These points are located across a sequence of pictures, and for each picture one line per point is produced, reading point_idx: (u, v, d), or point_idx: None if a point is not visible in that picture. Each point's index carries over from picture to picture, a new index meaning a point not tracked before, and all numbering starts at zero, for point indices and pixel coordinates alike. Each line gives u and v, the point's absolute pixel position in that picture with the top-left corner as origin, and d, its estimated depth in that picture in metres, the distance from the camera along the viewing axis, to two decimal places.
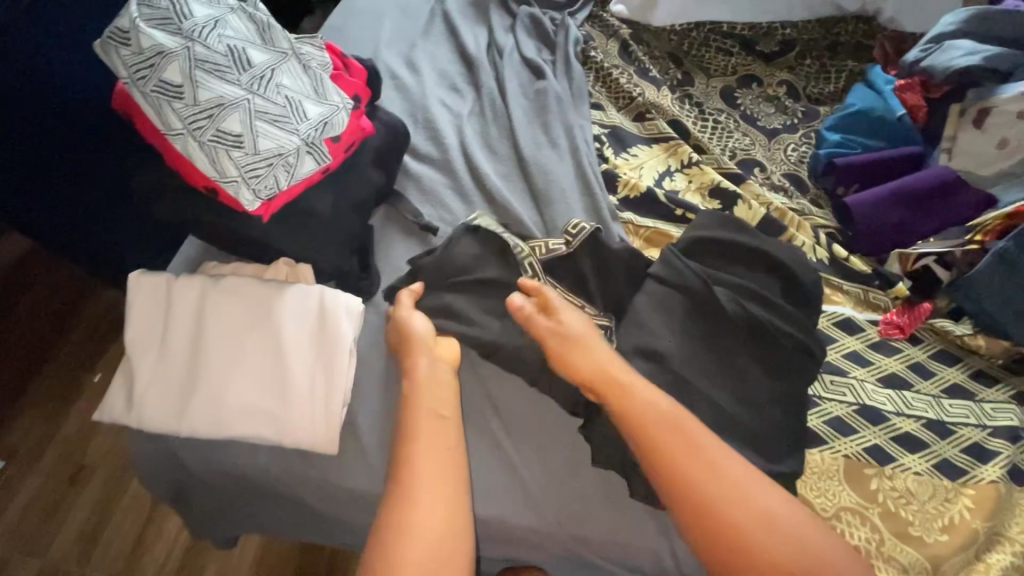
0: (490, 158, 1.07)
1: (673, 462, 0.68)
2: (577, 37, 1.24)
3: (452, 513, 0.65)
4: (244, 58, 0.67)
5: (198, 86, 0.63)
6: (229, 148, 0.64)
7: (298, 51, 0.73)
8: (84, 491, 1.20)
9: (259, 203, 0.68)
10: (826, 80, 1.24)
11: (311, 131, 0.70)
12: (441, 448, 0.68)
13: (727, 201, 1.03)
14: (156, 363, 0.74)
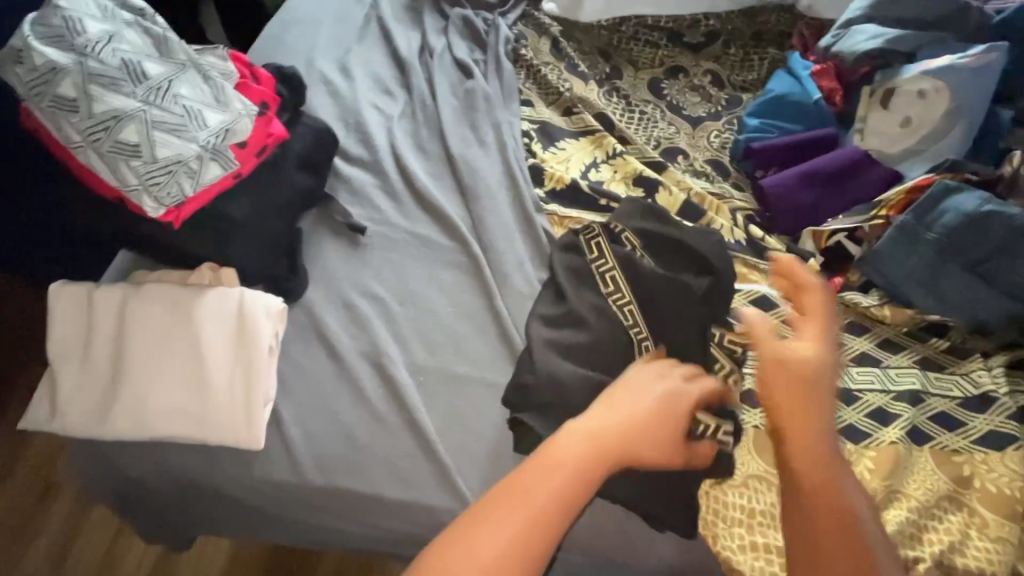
0: (420, 158, 1.09)
1: (817, 517, 0.59)
2: (508, 36, 1.27)
3: (538, 556, 0.54)
4: (139, 71, 0.71)
5: (93, 100, 0.68)
6: (127, 158, 0.70)
7: (197, 61, 0.77)
8: (53, 508, 1.22)
9: (163, 210, 0.74)
10: (750, 68, 1.29)
11: (212, 137, 0.75)
12: (543, 518, 0.55)
13: (650, 189, 1.07)
14: (81, 371, 0.78)
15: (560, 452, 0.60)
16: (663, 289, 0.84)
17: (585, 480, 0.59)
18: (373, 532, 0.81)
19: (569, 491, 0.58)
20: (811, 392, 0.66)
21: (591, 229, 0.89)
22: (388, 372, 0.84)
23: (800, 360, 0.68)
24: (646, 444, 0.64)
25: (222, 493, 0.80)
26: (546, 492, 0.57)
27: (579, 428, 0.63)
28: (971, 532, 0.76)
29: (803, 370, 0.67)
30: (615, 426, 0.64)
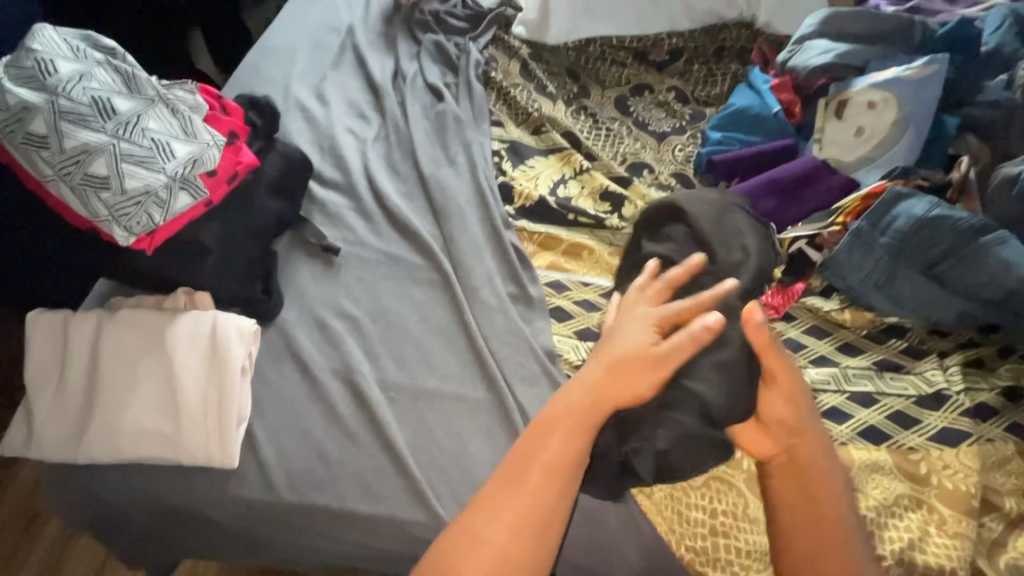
0: (394, 179, 1.13)
1: (803, 508, 0.69)
2: (478, 59, 1.31)
3: (552, 520, 0.65)
4: (108, 106, 0.74)
5: (64, 136, 0.72)
6: (97, 190, 0.73)
7: (166, 96, 0.81)
8: (40, 538, 1.22)
9: (134, 238, 0.77)
10: (713, 84, 1.33)
11: (180, 168, 0.78)
12: (552, 466, 0.66)
13: (617, 204, 1.10)
14: (56, 397, 0.80)
15: (556, 421, 0.68)
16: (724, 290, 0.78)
17: (583, 430, 0.67)
18: (346, 548, 0.82)
19: (576, 448, 0.67)
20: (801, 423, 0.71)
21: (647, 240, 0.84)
22: (359, 389, 0.86)
23: (786, 392, 0.71)
24: (601, 365, 0.70)
25: (196, 514, 0.81)
26: (549, 470, 0.66)
27: (564, 401, 0.69)
28: (931, 529, 0.78)
29: (804, 401, 0.71)
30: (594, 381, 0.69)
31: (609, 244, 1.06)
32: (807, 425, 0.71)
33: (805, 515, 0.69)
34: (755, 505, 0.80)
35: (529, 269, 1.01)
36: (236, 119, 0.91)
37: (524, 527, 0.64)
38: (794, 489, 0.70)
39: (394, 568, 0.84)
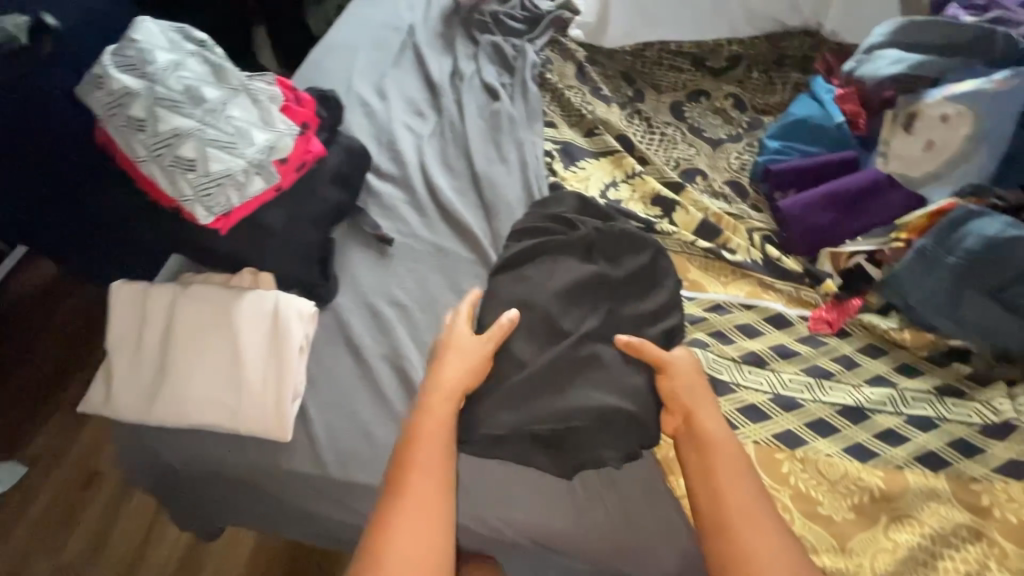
0: (447, 175, 1.16)
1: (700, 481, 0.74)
2: (534, 61, 1.34)
3: (444, 510, 0.69)
4: (198, 94, 0.80)
5: (159, 121, 0.77)
6: (184, 172, 0.78)
7: (249, 87, 0.86)
8: (96, 494, 1.44)
9: (213, 218, 0.82)
10: (772, 92, 1.30)
11: (258, 154, 0.83)
12: (430, 464, 0.72)
13: (667, 208, 1.10)
14: (131, 362, 0.85)
15: (423, 425, 0.76)
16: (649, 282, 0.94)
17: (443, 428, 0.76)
18: None
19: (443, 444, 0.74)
20: (705, 412, 0.79)
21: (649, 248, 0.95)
22: (407, 376, 0.89)
23: (682, 383, 0.82)
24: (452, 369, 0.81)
25: (248, 484, 0.86)
26: (426, 490, 0.70)
27: (427, 410, 0.77)
28: (990, 563, 0.74)
29: (696, 387, 0.81)
30: (436, 388, 0.80)
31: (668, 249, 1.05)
32: (691, 405, 0.80)
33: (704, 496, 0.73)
34: (800, 523, 0.78)
35: None
36: (308, 109, 0.94)
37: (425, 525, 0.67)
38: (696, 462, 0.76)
39: None
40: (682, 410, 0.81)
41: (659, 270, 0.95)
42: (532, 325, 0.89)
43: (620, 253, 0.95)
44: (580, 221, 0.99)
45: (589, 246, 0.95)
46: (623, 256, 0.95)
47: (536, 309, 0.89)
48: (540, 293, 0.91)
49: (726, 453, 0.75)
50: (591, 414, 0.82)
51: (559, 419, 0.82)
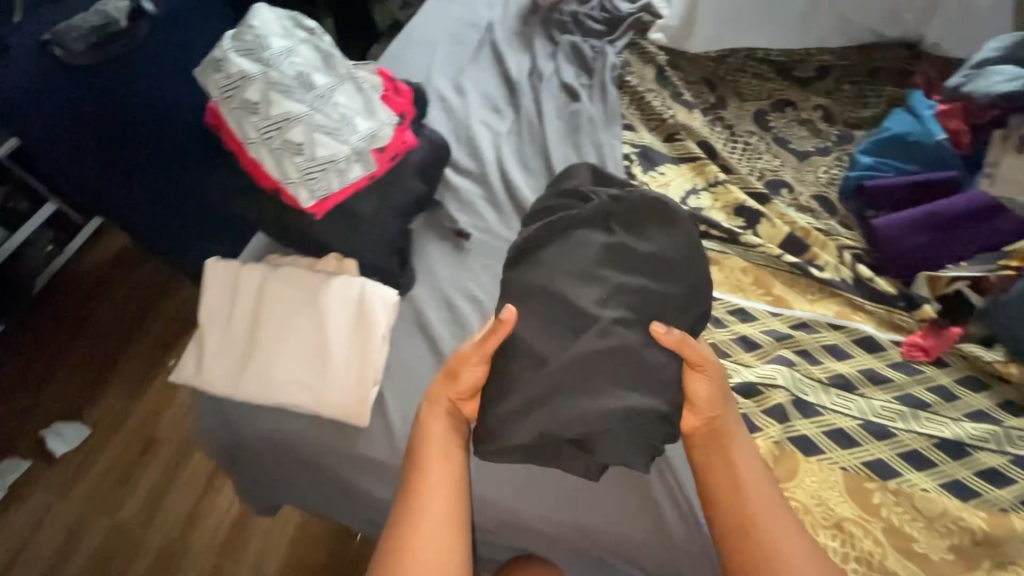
0: (523, 173, 1.15)
1: (726, 498, 0.73)
2: (614, 63, 1.32)
3: (459, 513, 0.73)
4: (309, 81, 0.82)
5: (272, 104, 0.79)
6: (292, 155, 0.81)
7: (354, 75, 0.88)
8: (154, 458, 1.67)
9: (313, 201, 0.84)
10: (864, 105, 1.24)
11: (360, 142, 0.85)
12: (444, 466, 0.75)
13: (751, 220, 1.07)
14: (221, 337, 0.88)
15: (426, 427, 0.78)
16: (678, 261, 0.81)
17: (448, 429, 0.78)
18: None
19: (449, 447, 0.77)
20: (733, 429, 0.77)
21: (677, 219, 0.82)
22: None
23: (714, 390, 0.76)
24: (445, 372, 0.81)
25: (322, 468, 0.87)
26: (438, 493, 0.73)
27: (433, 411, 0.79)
28: None
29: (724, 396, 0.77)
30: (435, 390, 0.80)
31: (760, 262, 1.02)
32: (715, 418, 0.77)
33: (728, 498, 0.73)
34: (894, 558, 0.74)
35: None
36: (408, 101, 0.95)
37: (443, 525, 0.71)
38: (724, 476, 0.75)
39: (499, 534, 0.91)
40: (712, 414, 0.77)
41: (692, 245, 0.82)
42: (552, 312, 0.79)
43: (645, 225, 0.83)
44: (593, 193, 0.90)
45: (609, 216, 0.85)
46: (650, 228, 0.83)
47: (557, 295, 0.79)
48: (561, 275, 0.81)
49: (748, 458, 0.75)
50: (623, 415, 0.73)
51: (593, 419, 0.73)
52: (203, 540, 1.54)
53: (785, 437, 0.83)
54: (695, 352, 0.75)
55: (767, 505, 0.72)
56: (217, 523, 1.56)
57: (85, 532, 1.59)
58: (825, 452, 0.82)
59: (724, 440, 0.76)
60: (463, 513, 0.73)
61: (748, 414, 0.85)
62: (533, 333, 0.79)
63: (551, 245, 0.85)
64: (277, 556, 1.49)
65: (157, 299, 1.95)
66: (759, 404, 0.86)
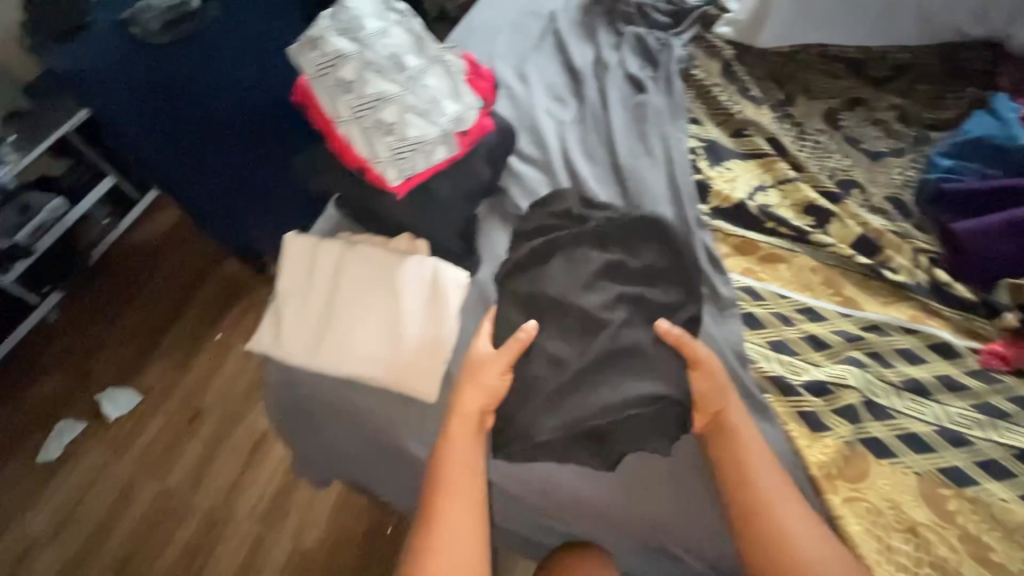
0: (588, 162, 1.15)
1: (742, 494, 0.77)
2: (680, 56, 1.30)
3: (478, 525, 0.77)
4: (402, 62, 0.85)
5: (366, 84, 0.83)
6: (383, 135, 0.84)
7: (444, 58, 0.90)
8: (199, 427, 1.73)
9: (399, 180, 0.87)
10: (940, 106, 1.21)
11: (448, 124, 0.88)
12: (465, 480, 0.79)
13: (821, 219, 1.05)
14: (298, 309, 0.91)
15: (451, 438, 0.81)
16: (669, 276, 0.93)
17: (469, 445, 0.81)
18: (522, 494, 0.89)
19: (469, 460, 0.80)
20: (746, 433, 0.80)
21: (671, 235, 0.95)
22: (553, 359, 0.86)
23: (714, 387, 0.81)
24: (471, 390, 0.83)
25: (395, 445, 0.88)
26: (458, 508, 0.77)
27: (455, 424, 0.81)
28: None
29: (726, 392, 0.81)
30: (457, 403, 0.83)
31: (828, 262, 1.01)
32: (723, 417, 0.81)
33: (733, 486, 0.78)
34: (970, 565, 0.73)
35: (722, 273, 0.99)
36: (491, 84, 0.96)
37: (463, 538, 0.75)
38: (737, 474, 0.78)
39: (556, 520, 0.92)
40: (716, 409, 0.81)
41: (680, 254, 0.94)
42: (564, 319, 0.88)
43: (636, 241, 0.95)
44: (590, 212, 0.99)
45: (605, 235, 0.95)
46: (642, 246, 0.95)
47: (568, 304, 0.89)
48: (569, 284, 0.90)
49: (754, 447, 0.79)
50: (641, 401, 0.82)
51: (604, 413, 0.82)
52: (246, 508, 1.59)
53: (857, 438, 0.82)
54: (691, 350, 0.83)
55: (780, 504, 0.75)
56: (261, 491, 1.61)
57: (134, 494, 1.66)
58: (898, 457, 0.80)
59: (728, 432, 0.79)
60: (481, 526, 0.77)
61: (819, 413, 0.85)
62: (553, 330, 0.88)
63: (558, 256, 0.94)
64: (316, 529, 1.53)
65: (206, 273, 2.01)
66: (830, 404, 0.85)
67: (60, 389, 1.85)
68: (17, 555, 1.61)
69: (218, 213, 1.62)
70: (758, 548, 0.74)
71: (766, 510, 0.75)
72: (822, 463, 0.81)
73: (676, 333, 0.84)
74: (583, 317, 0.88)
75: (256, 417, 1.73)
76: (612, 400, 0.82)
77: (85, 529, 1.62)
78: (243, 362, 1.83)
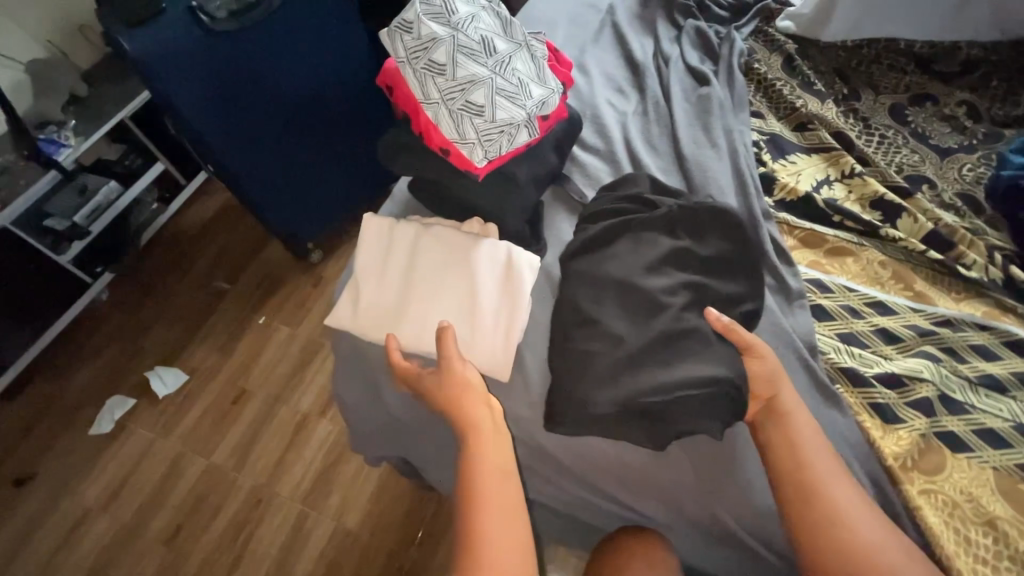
0: (650, 153, 1.16)
1: (800, 482, 0.75)
2: (742, 49, 1.30)
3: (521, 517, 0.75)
4: (492, 46, 0.88)
5: (458, 66, 0.86)
6: (473, 116, 0.87)
7: (529, 44, 0.94)
8: (245, 406, 1.78)
9: (485, 162, 0.91)
10: (1013, 103, 1.18)
11: (533, 108, 0.91)
12: (504, 473, 0.77)
13: (890, 213, 1.04)
14: (375, 287, 0.95)
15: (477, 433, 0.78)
16: (738, 265, 0.93)
17: (498, 439, 0.79)
18: (587, 475, 0.91)
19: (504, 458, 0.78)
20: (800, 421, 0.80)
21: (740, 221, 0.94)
22: (620, 340, 0.85)
23: (766, 375, 0.82)
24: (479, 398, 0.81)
25: None
26: (502, 501, 0.74)
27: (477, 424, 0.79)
28: None
29: (779, 379, 0.83)
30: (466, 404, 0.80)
31: (899, 257, 1.01)
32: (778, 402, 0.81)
33: (787, 469, 0.77)
34: None
35: (789, 264, 0.99)
36: (571, 71, 1.03)
37: (512, 530, 0.73)
38: (793, 461, 0.77)
39: (618, 503, 0.93)
40: (767, 394, 0.82)
41: (749, 245, 0.93)
42: (633, 302, 0.88)
43: (706, 229, 0.95)
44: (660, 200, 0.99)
45: (674, 223, 0.95)
46: (710, 235, 0.94)
47: (638, 288, 0.88)
48: (640, 269, 0.91)
49: (806, 430, 0.79)
50: (694, 384, 0.81)
51: (665, 394, 0.81)
52: (291, 486, 1.63)
53: (932, 431, 0.82)
54: (743, 338, 0.84)
55: (839, 491, 0.74)
56: (307, 467, 1.65)
57: (180, 471, 1.70)
58: (974, 450, 0.80)
59: (783, 419, 0.80)
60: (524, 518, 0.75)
61: (892, 405, 0.85)
62: (625, 313, 0.88)
63: (629, 241, 0.94)
64: (359, 508, 1.57)
65: (255, 258, 2.07)
66: (904, 396, 0.85)
67: (110, 366, 1.91)
68: (69, 524, 1.64)
69: (275, 198, 1.68)
70: (820, 535, 0.72)
71: (827, 497, 0.74)
72: (896, 454, 0.82)
73: (727, 321, 0.85)
74: (654, 301, 0.87)
75: (299, 399, 1.76)
76: (673, 381, 0.81)
77: (134, 502, 1.66)
78: (287, 345, 1.87)
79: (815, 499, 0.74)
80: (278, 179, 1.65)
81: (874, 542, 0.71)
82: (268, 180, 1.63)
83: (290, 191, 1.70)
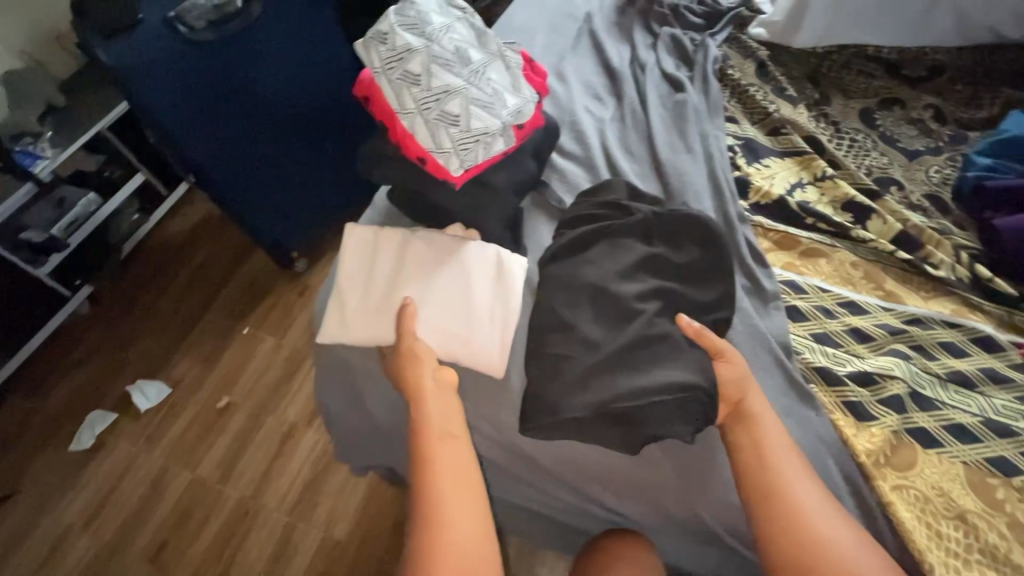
0: (628, 159, 1.17)
1: (762, 480, 0.76)
2: (716, 56, 1.32)
3: (480, 509, 0.76)
4: (466, 56, 0.89)
5: (433, 76, 0.86)
6: (448, 126, 0.87)
7: (504, 54, 0.95)
8: (229, 418, 1.76)
9: (461, 170, 0.91)
10: (977, 107, 1.23)
11: (509, 117, 0.92)
12: (460, 465, 0.78)
13: (861, 215, 1.07)
14: (361, 293, 0.95)
15: (424, 421, 0.81)
16: (713, 269, 0.94)
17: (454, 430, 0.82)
18: (570, 479, 0.91)
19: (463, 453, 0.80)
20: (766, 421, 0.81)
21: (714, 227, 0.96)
22: (601, 346, 0.86)
23: (735, 376, 0.84)
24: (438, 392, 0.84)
25: None
26: (459, 493, 0.76)
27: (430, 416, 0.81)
28: None
29: (748, 381, 0.84)
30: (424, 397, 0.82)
31: (870, 257, 1.03)
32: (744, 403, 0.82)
33: (752, 467, 0.78)
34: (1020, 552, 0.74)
35: (764, 265, 1.01)
36: (545, 80, 1.02)
37: (468, 520, 0.74)
38: (758, 460, 0.78)
39: (601, 506, 0.94)
40: (736, 397, 0.83)
41: (722, 250, 0.94)
42: (613, 308, 0.89)
43: (682, 234, 0.96)
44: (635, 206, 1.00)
45: (651, 229, 0.97)
46: (684, 241, 0.96)
47: (616, 293, 0.90)
48: (618, 274, 0.92)
49: (772, 432, 0.80)
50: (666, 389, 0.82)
51: (640, 399, 0.82)
52: (277, 498, 1.61)
53: (904, 427, 0.84)
54: (712, 342, 0.85)
55: (800, 488, 0.75)
56: (293, 477, 1.64)
57: (163, 486, 1.67)
58: (944, 445, 0.82)
59: (750, 420, 0.81)
60: (483, 509, 0.77)
61: (865, 403, 0.86)
62: (604, 319, 0.89)
63: (606, 247, 0.96)
64: (347, 517, 1.56)
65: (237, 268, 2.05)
66: (876, 394, 0.87)
67: (90, 381, 1.88)
68: (48, 544, 1.61)
69: (256, 208, 1.67)
70: (783, 532, 0.73)
71: (789, 494, 0.75)
72: (869, 451, 0.83)
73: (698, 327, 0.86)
74: (632, 306, 0.89)
75: (284, 410, 1.75)
76: (648, 386, 0.82)
77: (116, 519, 1.63)
78: (271, 356, 1.85)
79: (777, 496, 0.75)
80: (259, 189, 1.64)
81: (834, 535, 0.72)
82: (252, 191, 1.62)
83: (272, 202, 1.69)
